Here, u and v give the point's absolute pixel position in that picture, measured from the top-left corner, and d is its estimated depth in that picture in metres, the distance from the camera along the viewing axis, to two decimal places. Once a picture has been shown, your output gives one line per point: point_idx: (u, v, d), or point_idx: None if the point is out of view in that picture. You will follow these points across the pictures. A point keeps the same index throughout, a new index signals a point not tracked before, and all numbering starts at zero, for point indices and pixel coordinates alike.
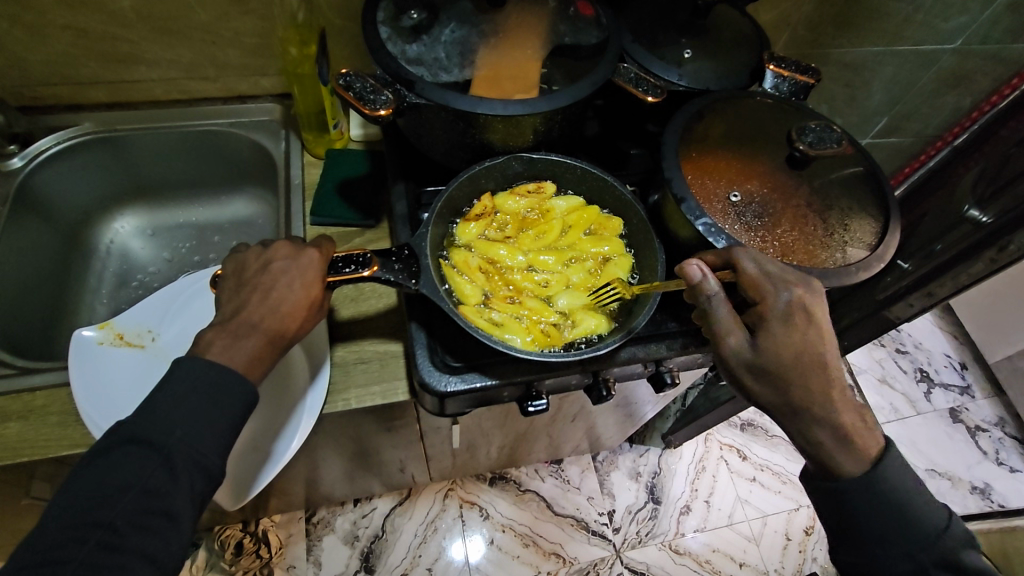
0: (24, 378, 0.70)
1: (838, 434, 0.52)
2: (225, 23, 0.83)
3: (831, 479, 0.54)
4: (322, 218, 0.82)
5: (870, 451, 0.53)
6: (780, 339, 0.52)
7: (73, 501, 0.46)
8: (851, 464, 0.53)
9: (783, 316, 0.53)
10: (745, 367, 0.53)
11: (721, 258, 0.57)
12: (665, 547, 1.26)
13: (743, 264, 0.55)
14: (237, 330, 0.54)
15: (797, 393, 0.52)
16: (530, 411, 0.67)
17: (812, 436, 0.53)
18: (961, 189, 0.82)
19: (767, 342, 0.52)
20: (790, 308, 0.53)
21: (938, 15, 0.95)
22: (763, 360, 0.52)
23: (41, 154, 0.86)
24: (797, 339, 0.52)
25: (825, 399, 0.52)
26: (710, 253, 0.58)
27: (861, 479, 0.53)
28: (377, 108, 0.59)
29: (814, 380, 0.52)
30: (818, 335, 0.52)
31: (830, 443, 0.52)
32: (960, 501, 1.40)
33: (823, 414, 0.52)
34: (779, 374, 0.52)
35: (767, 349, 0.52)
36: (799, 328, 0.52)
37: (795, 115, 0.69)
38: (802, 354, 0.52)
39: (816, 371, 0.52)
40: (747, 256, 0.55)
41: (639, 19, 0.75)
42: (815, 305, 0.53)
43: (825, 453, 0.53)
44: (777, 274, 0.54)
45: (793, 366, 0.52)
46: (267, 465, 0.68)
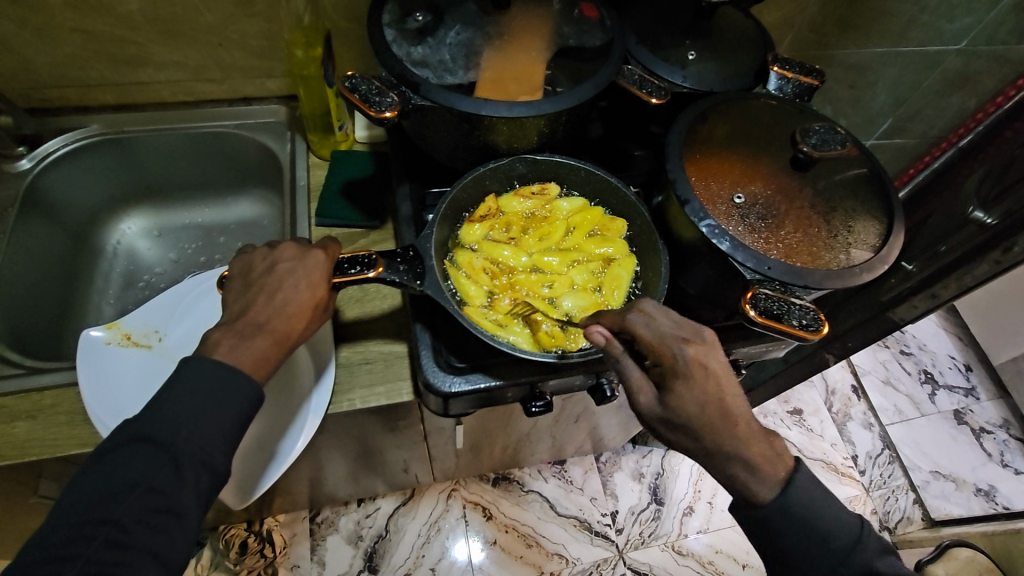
0: (32, 378, 0.70)
1: (749, 466, 0.50)
2: (231, 25, 0.84)
3: (749, 508, 0.52)
4: (328, 219, 0.82)
5: (780, 475, 0.51)
6: (684, 395, 0.49)
7: (80, 499, 0.46)
8: (763, 491, 0.51)
9: (683, 373, 0.49)
10: (660, 423, 0.51)
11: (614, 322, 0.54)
12: (668, 548, 1.26)
13: (638, 328, 0.52)
14: (244, 330, 0.54)
15: (708, 441, 0.49)
16: (534, 412, 0.67)
17: (728, 472, 0.50)
18: (965, 190, 0.82)
19: (673, 399, 0.50)
20: (688, 364, 0.49)
21: (943, 16, 0.94)
22: (673, 416, 0.50)
23: (50, 155, 0.87)
24: (699, 395, 0.49)
25: (731, 441, 0.49)
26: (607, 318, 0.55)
27: (775, 505, 0.51)
28: (382, 109, 0.60)
29: (723, 433, 0.49)
30: (719, 387, 0.49)
31: (743, 476, 0.50)
32: (965, 502, 1.39)
33: (730, 452, 0.49)
34: (690, 428, 0.49)
35: (673, 406, 0.50)
36: (700, 384, 0.49)
37: (798, 116, 0.69)
38: (707, 408, 0.49)
39: (724, 424, 0.49)
40: (643, 321, 0.52)
41: (644, 21, 0.75)
42: (710, 357, 0.50)
43: (744, 484, 0.50)
44: (670, 333, 0.51)
45: (700, 420, 0.49)
46: (273, 464, 0.69)
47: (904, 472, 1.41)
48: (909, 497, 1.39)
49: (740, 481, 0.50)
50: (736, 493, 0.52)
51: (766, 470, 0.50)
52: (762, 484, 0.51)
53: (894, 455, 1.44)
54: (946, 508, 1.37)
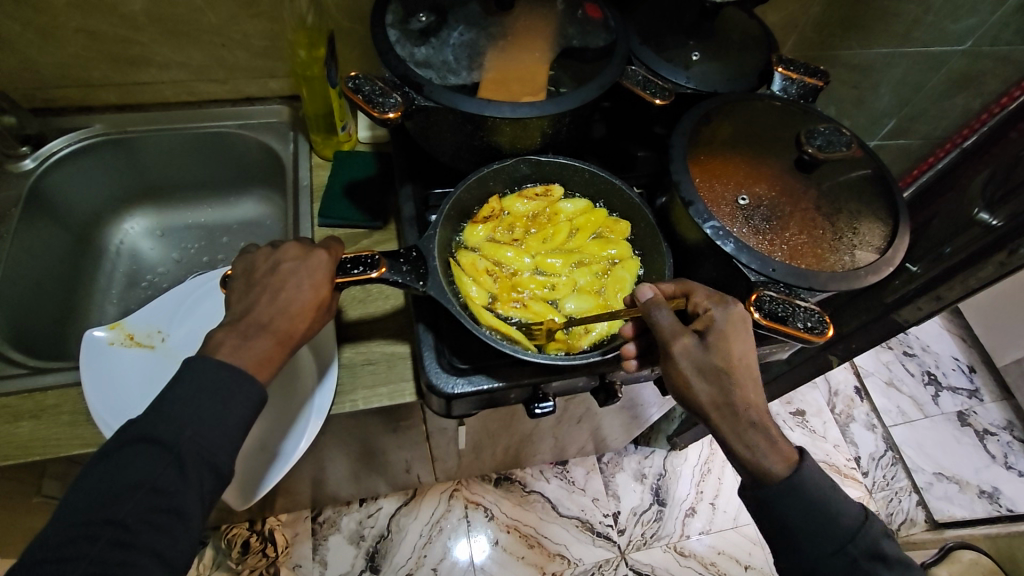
0: (36, 378, 0.70)
1: (770, 436, 0.51)
2: (234, 25, 0.84)
3: (758, 487, 0.52)
4: (331, 220, 0.82)
5: (790, 455, 0.52)
6: (728, 342, 0.52)
7: (84, 499, 0.46)
8: (777, 467, 0.51)
9: (729, 324, 0.53)
10: (694, 369, 0.52)
11: (674, 287, 0.58)
12: (670, 549, 1.26)
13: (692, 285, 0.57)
14: (247, 330, 0.54)
15: (739, 391, 0.51)
16: (537, 413, 0.67)
17: (749, 441, 0.51)
18: (971, 191, 0.81)
19: (715, 344, 0.52)
20: (734, 317, 0.54)
21: (948, 16, 0.93)
22: (712, 360, 0.52)
23: (53, 155, 0.87)
24: (735, 346, 0.52)
25: (757, 400, 0.51)
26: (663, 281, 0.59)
27: (789, 482, 0.51)
28: (386, 110, 0.60)
29: (748, 387, 0.51)
30: (752, 345, 0.53)
31: (763, 446, 0.51)
32: (968, 504, 1.39)
33: (755, 411, 0.51)
34: (725, 374, 0.51)
35: (715, 349, 0.52)
36: (739, 337, 0.53)
37: (803, 118, 0.69)
38: (740, 361, 0.52)
39: (750, 380, 0.52)
40: (696, 282, 0.58)
41: (647, 22, 0.75)
42: (753, 319, 0.55)
43: (761, 457, 0.51)
44: (717, 293, 0.56)
45: (736, 368, 0.51)
46: (275, 464, 0.69)
47: (907, 474, 1.41)
48: (912, 499, 1.38)
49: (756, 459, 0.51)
50: (749, 470, 0.52)
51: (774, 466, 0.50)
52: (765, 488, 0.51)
53: (898, 457, 1.43)
54: (948, 510, 1.37)
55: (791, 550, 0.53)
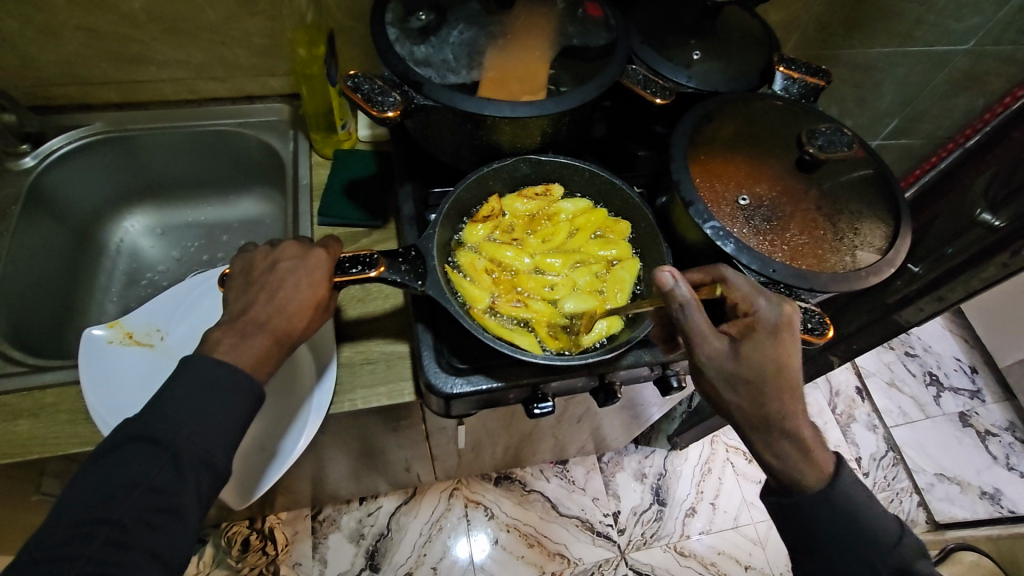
0: (35, 376, 0.70)
1: (803, 447, 0.50)
2: (234, 23, 0.84)
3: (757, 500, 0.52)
4: (330, 219, 0.82)
5: (824, 464, 0.51)
6: (765, 350, 0.51)
7: (80, 498, 0.46)
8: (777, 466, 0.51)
9: (769, 328, 0.52)
10: (722, 376, 0.50)
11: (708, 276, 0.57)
12: (671, 549, 1.26)
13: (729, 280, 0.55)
14: (245, 329, 0.54)
15: (774, 400, 0.50)
16: (536, 413, 0.66)
17: (778, 450, 0.50)
18: (973, 192, 0.81)
19: (749, 352, 0.50)
20: (778, 321, 0.52)
21: (951, 15, 0.92)
22: (742, 369, 0.50)
23: (53, 154, 0.87)
24: (772, 353, 0.51)
25: (792, 410, 0.50)
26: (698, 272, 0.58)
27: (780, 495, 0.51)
28: (385, 109, 0.59)
29: (784, 399, 0.50)
30: (791, 353, 0.51)
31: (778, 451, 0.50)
32: (970, 506, 1.38)
33: (788, 422, 0.50)
34: (758, 384, 0.50)
35: (750, 357, 0.50)
36: (778, 343, 0.51)
37: (804, 117, 0.68)
38: (778, 369, 0.50)
39: (787, 390, 0.50)
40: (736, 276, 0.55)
41: (648, 21, 0.75)
42: (796, 322, 0.53)
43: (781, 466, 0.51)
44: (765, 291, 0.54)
45: (772, 378, 0.50)
46: (273, 464, 0.69)
47: (908, 475, 1.41)
48: (913, 500, 1.38)
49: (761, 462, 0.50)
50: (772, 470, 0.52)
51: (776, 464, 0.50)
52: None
53: (899, 458, 1.43)
54: (949, 512, 1.37)
55: None
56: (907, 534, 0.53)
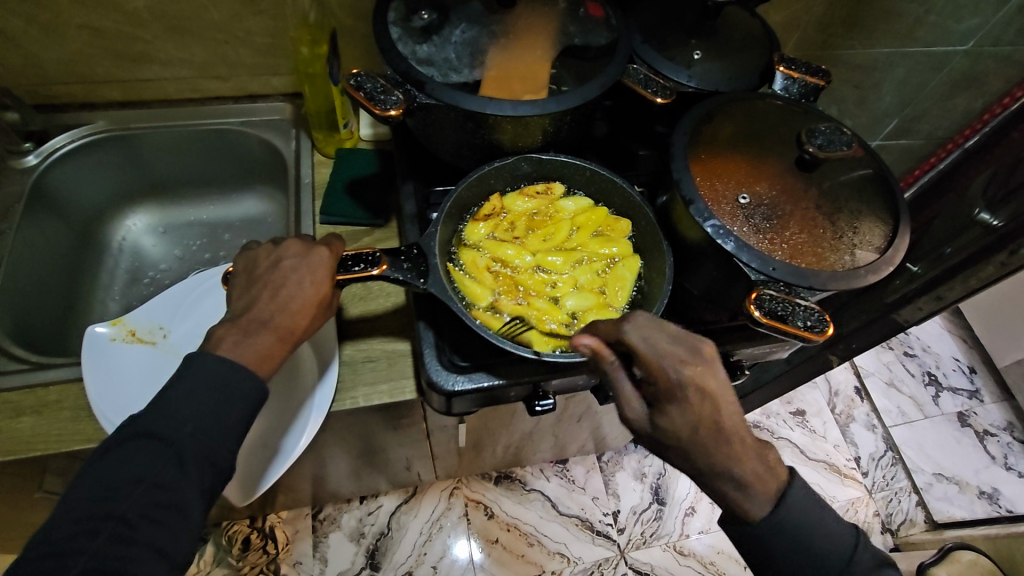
0: (39, 373, 0.71)
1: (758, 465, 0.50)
2: (237, 22, 0.84)
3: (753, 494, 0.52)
4: (332, 217, 0.82)
5: (773, 485, 0.51)
6: (677, 418, 0.49)
7: (84, 494, 0.46)
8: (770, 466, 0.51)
9: (679, 396, 0.49)
10: (648, 436, 0.52)
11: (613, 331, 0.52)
12: (670, 548, 1.26)
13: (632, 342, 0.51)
14: (248, 326, 0.54)
15: (701, 460, 0.49)
16: (537, 410, 0.67)
17: (717, 489, 0.51)
18: (972, 191, 0.81)
19: (665, 421, 0.50)
20: (686, 390, 0.49)
21: (950, 16, 0.92)
22: (663, 434, 0.50)
23: (56, 152, 0.88)
24: (692, 417, 0.49)
25: (724, 460, 0.49)
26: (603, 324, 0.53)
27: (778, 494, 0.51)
28: (387, 108, 0.60)
29: (718, 454, 0.49)
30: (713, 410, 0.49)
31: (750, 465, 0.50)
32: (969, 505, 1.39)
33: (719, 470, 0.50)
34: (682, 447, 0.50)
35: (665, 426, 0.50)
36: (695, 406, 0.49)
37: (804, 117, 0.68)
38: (701, 429, 0.49)
39: (718, 446, 0.49)
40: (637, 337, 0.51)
41: (649, 20, 0.75)
42: (709, 380, 0.49)
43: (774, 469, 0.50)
44: (666, 351, 0.50)
45: (693, 442, 0.49)
46: (276, 460, 0.69)
47: (907, 475, 1.41)
48: (912, 500, 1.38)
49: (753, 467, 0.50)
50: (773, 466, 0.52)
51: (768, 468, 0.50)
52: (767, 499, 0.51)
53: (898, 457, 1.43)
54: (948, 511, 1.37)
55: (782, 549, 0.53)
56: None
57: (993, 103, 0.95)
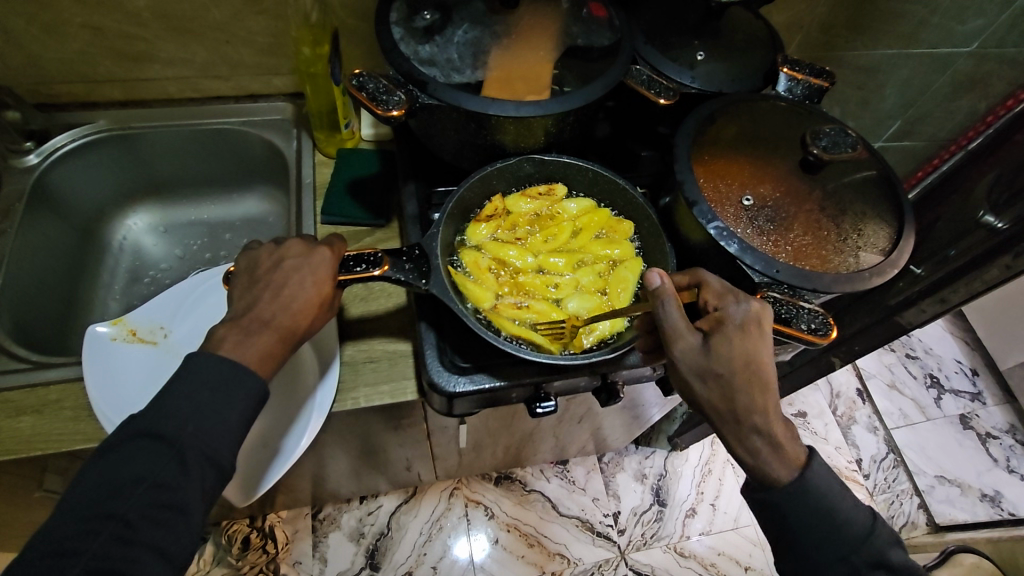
0: (39, 372, 0.71)
1: (777, 440, 0.50)
2: (238, 22, 0.84)
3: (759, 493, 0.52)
4: (333, 217, 0.82)
5: (791, 472, 0.51)
6: (733, 346, 0.50)
7: (84, 494, 0.46)
8: (775, 473, 0.51)
9: (738, 324, 0.51)
10: (694, 372, 0.51)
11: (687, 277, 0.56)
12: (671, 549, 1.26)
13: (707, 279, 0.55)
14: (250, 326, 0.54)
15: (740, 399, 0.50)
16: (539, 413, 0.67)
17: (749, 445, 0.51)
18: (977, 193, 0.80)
19: (719, 349, 0.50)
20: (747, 319, 0.51)
21: (954, 17, 0.92)
22: (713, 366, 0.50)
23: (57, 151, 0.87)
24: (747, 351, 0.50)
25: (762, 406, 0.50)
26: (678, 272, 0.57)
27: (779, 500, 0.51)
28: (389, 109, 0.59)
29: (756, 395, 0.50)
30: (766, 350, 0.51)
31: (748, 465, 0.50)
32: (970, 508, 1.38)
33: (756, 420, 0.50)
34: (730, 378, 0.50)
35: (718, 354, 0.50)
36: (751, 340, 0.51)
37: (809, 118, 0.68)
38: (750, 364, 0.50)
39: (758, 385, 0.50)
40: (713, 275, 0.55)
41: (651, 21, 0.75)
42: (769, 319, 0.52)
43: (779, 470, 0.51)
44: (736, 290, 0.53)
45: (742, 376, 0.50)
46: (276, 460, 0.69)
47: (908, 477, 1.41)
48: (913, 502, 1.38)
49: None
50: (760, 476, 0.52)
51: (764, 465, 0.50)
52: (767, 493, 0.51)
53: (899, 460, 1.43)
54: (950, 515, 1.36)
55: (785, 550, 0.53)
56: (893, 530, 0.54)
57: (998, 105, 0.88)
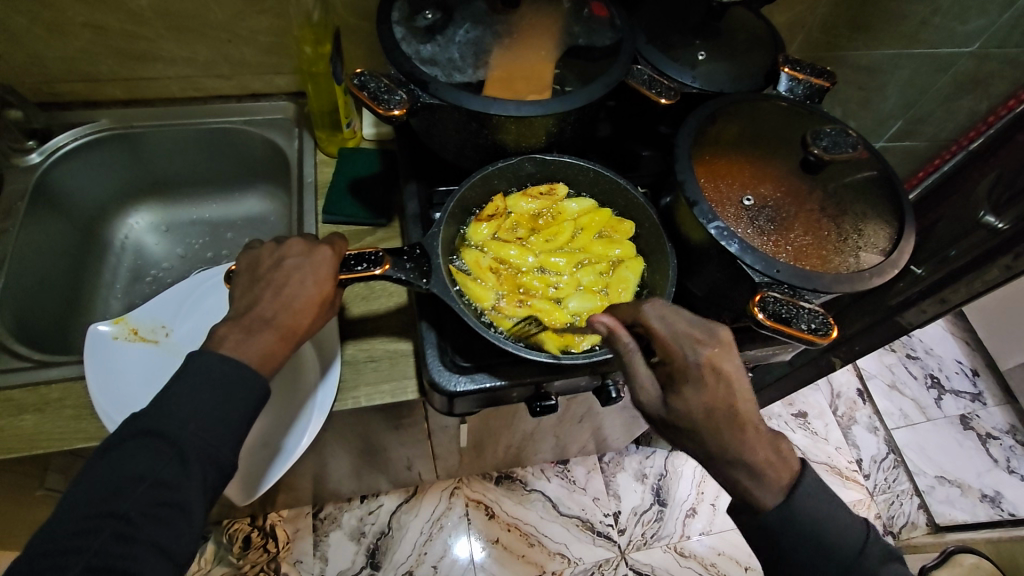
0: (40, 371, 0.71)
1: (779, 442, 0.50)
2: (241, 21, 0.84)
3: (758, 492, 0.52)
4: (335, 217, 0.82)
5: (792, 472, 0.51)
6: (692, 400, 0.49)
7: (86, 492, 0.46)
8: (772, 473, 0.51)
9: (694, 377, 0.50)
10: (662, 421, 0.52)
11: (631, 315, 0.54)
12: (671, 549, 1.26)
13: (651, 321, 0.52)
14: (251, 325, 0.54)
15: (714, 442, 0.49)
16: (539, 412, 0.67)
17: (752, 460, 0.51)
18: (977, 193, 0.80)
19: (679, 401, 0.50)
20: (700, 367, 0.50)
21: (956, 17, 0.91)
22: (676, 418, 0.50)
23: (59, 150, 0.88)
24: (708, 399, 0.49)
25: (739, 441, 0.49)
26: (620, 309, 0.55)
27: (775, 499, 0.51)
28: (390, 108, 0.59)
29: (730, 436, 0.49)
30: (728, 392, 0.49)
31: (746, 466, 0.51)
32: (970, 509, 1.38)
33: (751, 445, 0.50)
34: (698, 428, 0.49)
35: (679, 408, 0.50)
36: (709, 388, 0.49)
37: (810, 118, 0.68)
38: (715, 412, 0.49)
39: (730, 427, 0.49)
40: (655, 316, 0.52)
41: (652, 21, 0.75)
42: (725, 361, 0.50)
43: (776, 470, 0.51)
44: (684, 333, 0.51)
45: (708, 424, 0.49)
46: (277, 459, 0.69)
47: (908, 477, 1.41)
48: (913, 502, 1.38)
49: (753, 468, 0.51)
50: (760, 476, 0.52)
51: (763, 464, 0.50)
52: (767, 493, 0.51)
53: (899, 460, 1.43)
54: (950, 516, 1.36)
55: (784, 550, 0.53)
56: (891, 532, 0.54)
57: (999, 105, 0.90)
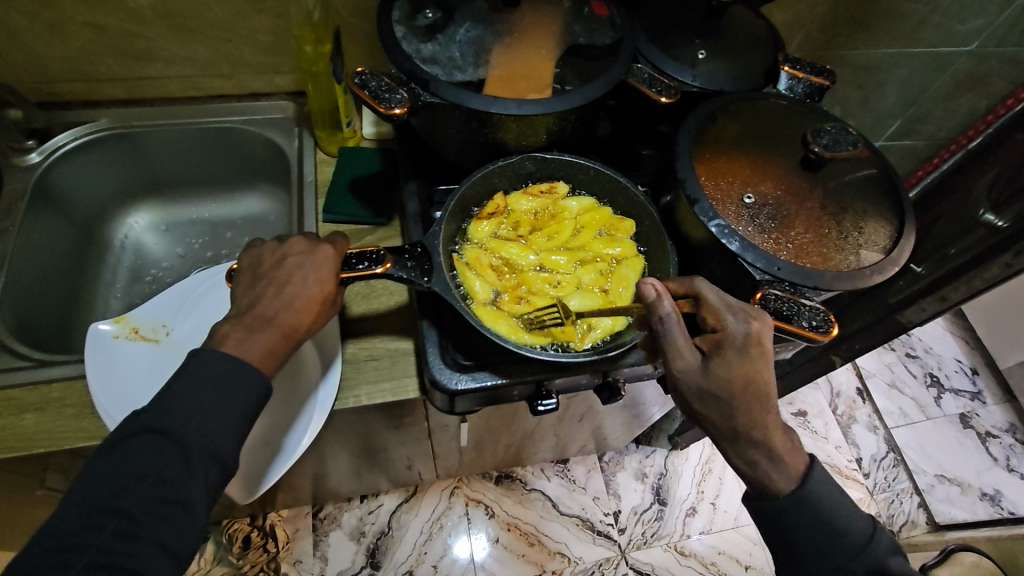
0: (41, 370, 0.71)
1: (771, 453, 0.51)
2: (241, 21, 0.84)
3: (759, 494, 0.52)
4: (336, 215, 0.82)
5: (789, 469, 0.51)
6: (733, 367, 0.51)
7: (89, 490, 0.46)
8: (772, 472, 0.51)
9: (739, 346, 0.51)
10: (693, 390, 0.52)
11: (682, 286, 0.56)
12: (671, 548, 1.26)
13: (704, 292, 0.54)
14: (253, 323, 0.54)
15: (739, 419, 0.50)
16: (541, 411, 0.67)
17: (747, 458, 0.51)
18: (977, 191, 0.80)
19: (720, 368, 0.51)
20: (748, 338, 0.51)
21: (954, 16, 0.91)
22: (712, 385, 0.51)
23: (58, 150, 0.87)
24: (746, 371, 0.51)
25: (759, 422, 0.50)
26: (673, 281, 0.57)
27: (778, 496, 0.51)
28: (392, 106, 0.59)
29: (755, 412, 0.50)
30: (766, 369, 0.51)
31: (750, 463, 0.51)
32: (970, 507, 1.38)
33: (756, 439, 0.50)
34: (729, 399, 0.50)
35: (718, 375, 0.51)
36: (751, 360, 0.51)
37: (810, 116, 0.68)
38: (750, 384, 0.50)
39: (757, 402, 0.50)
40: (708, 286, 0.55)
41: (653, 19, 0.75)
42: (769, 339, 0.52)
43: (765, 474, 0.52)
44: (736, 305, 0.53)
45: (741, 394, 0.50)
46: (278, 458, 0.69)
47: (908, 476, 1.41)
48: (914, 501, 1.38)
49: (752, 466, 0.51)
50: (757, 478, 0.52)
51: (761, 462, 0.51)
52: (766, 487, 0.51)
53: (899, 458, 1.43)
54: (950, 515, 1.36)
55: (785, 547, 0.53)
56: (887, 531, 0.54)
57: (998, 104, 0.88)
